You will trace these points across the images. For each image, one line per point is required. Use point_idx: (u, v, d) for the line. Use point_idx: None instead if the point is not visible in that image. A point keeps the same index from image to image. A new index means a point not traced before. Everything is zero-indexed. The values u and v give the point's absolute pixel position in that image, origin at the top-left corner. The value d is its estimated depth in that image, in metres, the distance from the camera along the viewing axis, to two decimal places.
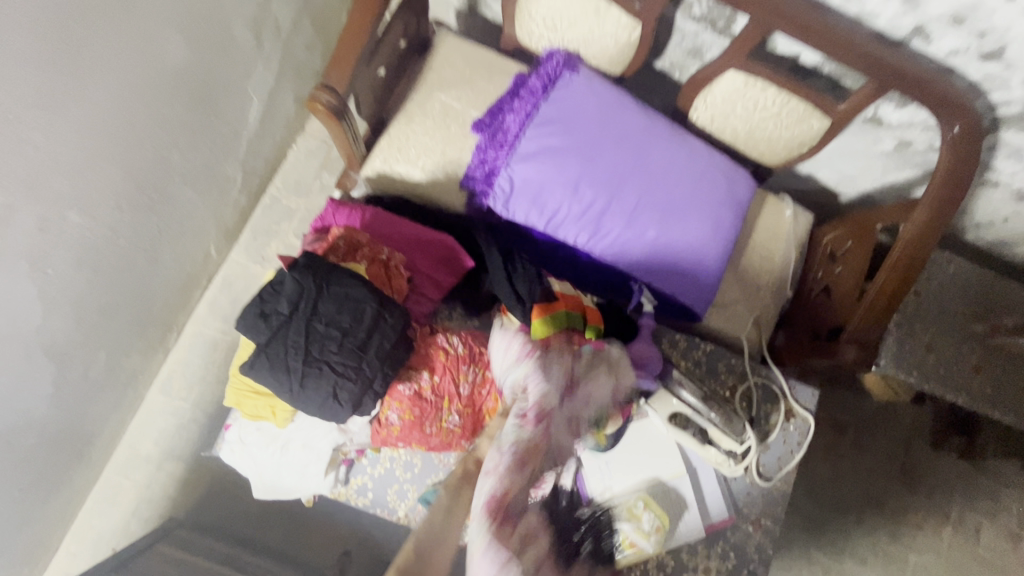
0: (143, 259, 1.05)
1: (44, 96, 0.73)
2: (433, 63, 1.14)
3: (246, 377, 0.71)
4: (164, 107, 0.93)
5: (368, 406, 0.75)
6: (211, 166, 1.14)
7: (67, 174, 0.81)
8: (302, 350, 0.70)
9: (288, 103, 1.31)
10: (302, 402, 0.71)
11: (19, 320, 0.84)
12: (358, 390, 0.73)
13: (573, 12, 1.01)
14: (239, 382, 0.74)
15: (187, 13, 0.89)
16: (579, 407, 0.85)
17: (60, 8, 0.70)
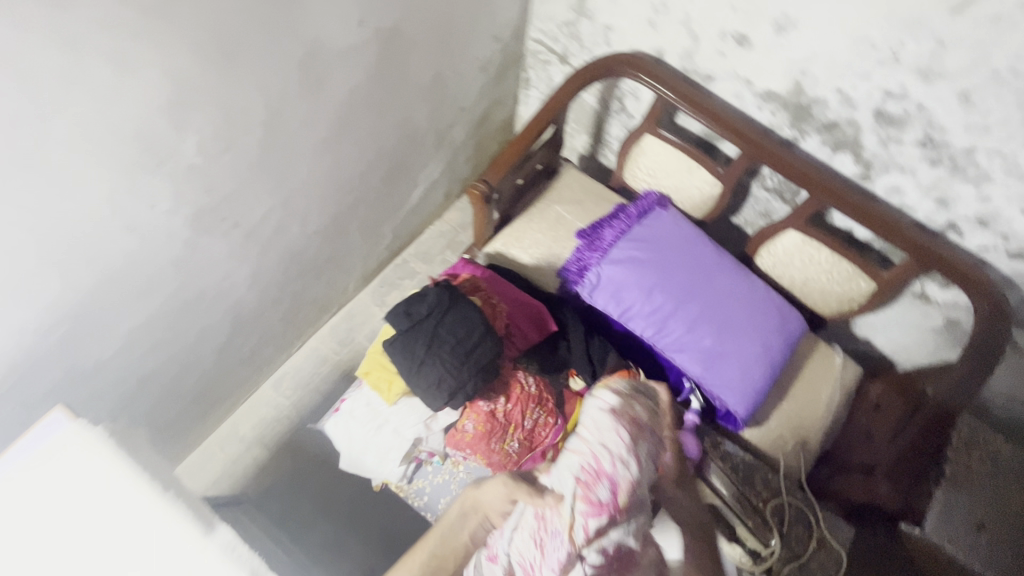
0: (310, 275, 1.39)
1: (319, 151, 1.12)
2: (556, 185, 1.51)
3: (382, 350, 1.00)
4: (369, 175, 1.33)
5: (458, 402, 0.96)
6: (377, 222, 1.52)
7: (305, 201, 1.19)
8: (426, 343, 0.95)
9: (439, 194, 1.73)
10: (415, 382, 0.95)
11: (233, 289, 1.17)
12: (454, 385, 0.95)
13: (669, 167, 1.36)
14: (375, 357, 1.04)
15: (408, 120, 1.32)
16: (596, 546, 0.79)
17: (350, 104, 1.11)
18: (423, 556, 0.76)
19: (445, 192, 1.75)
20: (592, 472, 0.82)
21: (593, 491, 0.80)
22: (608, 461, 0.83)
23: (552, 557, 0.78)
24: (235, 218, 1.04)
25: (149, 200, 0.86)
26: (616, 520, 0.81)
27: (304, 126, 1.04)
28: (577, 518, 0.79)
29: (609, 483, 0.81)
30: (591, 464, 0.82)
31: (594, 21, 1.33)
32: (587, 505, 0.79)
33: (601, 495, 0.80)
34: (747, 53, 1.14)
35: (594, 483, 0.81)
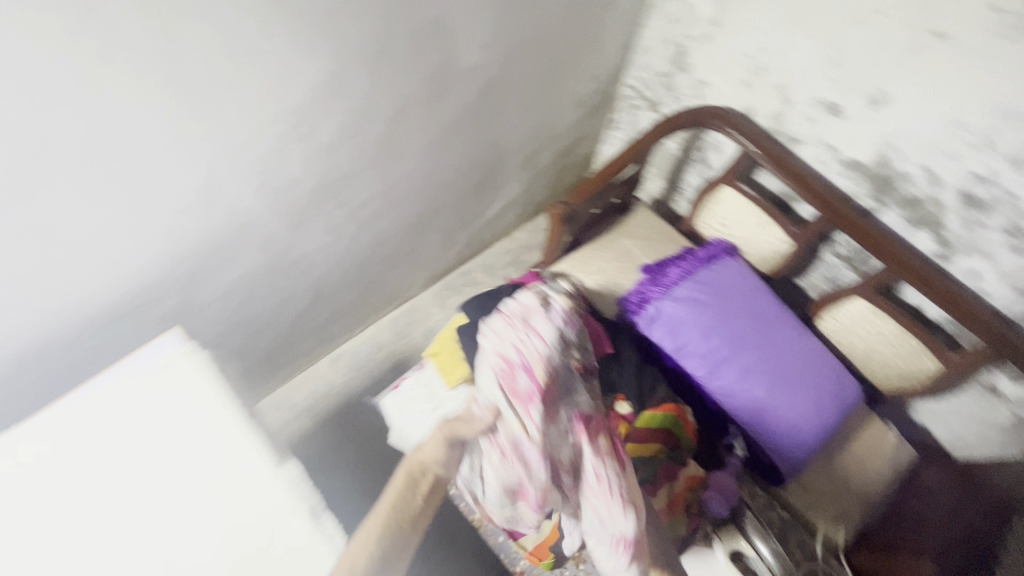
0: (387, 264, 1.50)
1: (425, 152, 1.24)
2: (628, 220, 1.58)
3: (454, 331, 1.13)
4: (459, 183, 1.45)
5: None
6: (454, 228, 1.62)
7: (402, 194, 1.30)
8: None
9: (513, 212, 1.83)
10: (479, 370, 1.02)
11: (323, 262, 1.28)
12: None
13: (743, 219, 1.41)
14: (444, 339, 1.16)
15: (504, 138, 1.43)
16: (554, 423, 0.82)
17: (460, 116, 1.23)
18: (371, 540, 0.73)
19: (518, 212, 1.85)
20: (510, 371, 0.81)
21: (519, 387, 0.80)
22: (512, 354, 0.82)
23: (524, 459, 0.79)
24: (344, 198, 1.16)
25: (284, 167, 0.98)
26: (558, 398, 0.84)
27: (420, 128, 1.16)
28: (517, 416, 0.79)
29: (533, 369, 0.82)
30: (504, 364, 0.81)
31: (691, 75, 1.43)
32: (525, 397, 0.79)
33: (527, 382, 0.80)
34: (838, 122, 1.19)
35: (513, 382, 0.80)
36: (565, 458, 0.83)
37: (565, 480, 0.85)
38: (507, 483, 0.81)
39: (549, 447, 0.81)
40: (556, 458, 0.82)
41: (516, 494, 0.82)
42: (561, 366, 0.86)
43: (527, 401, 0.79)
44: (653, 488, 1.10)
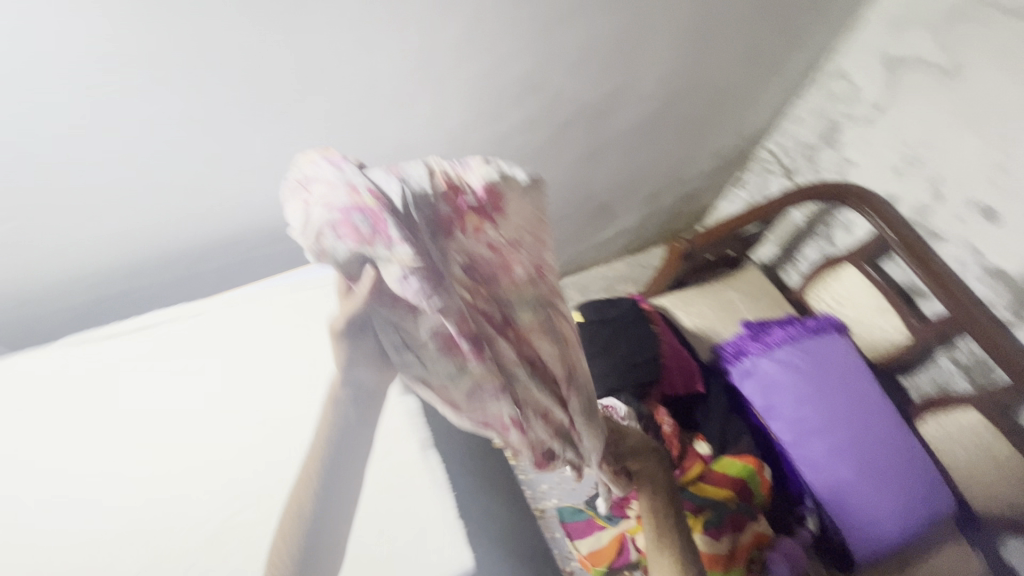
0: None
1: (573, 165, 1.34)
2: (738, 275, 1.61)
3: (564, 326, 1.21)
4: (589, 201, 1.53)
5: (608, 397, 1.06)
6: (568, 242, 1.71)
7: (540, 198, 1.40)
8: (608, 336, 1.13)
9: (622, 242, 1.90)
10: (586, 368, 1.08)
11: None
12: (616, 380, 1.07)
13: (861, 301, 1.42)
14: None
15: (641, 170, 1.51)
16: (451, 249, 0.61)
17: (614, 140, 1.32)
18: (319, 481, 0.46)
19: (625, 244, 1.92)
20: (345, 220, 0.49)
21: (370, 220, 0.49)
22: (325, 205, 0.50)
23: (425, 307, 0.49)
24: None
25: (465, 146, 1.09)
26: (437, 219, 0.61)
27: (580, 141, 1.25)
28: (387, 252, 0.48)
29: (360, 190, 0.51)
30: (331, 224, 0.48)
31: (838, 152, 1.46)
32: (381, 228, 0.49)
33: (369, 218, 0.49)
34: (993, 227, 1.17)
35: (355, 222, 0.49)
36: (486, 282, 0.64)
37: (518, 344, 0.65)
38: (455, 369, 0.53)
39: (469, 280, 0.62)
40: (488, 291, 0.64)
41: (473, 381, 0.54)
42: (383, 189, 0.55)
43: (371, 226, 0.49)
44: (719, 534, 1.07)
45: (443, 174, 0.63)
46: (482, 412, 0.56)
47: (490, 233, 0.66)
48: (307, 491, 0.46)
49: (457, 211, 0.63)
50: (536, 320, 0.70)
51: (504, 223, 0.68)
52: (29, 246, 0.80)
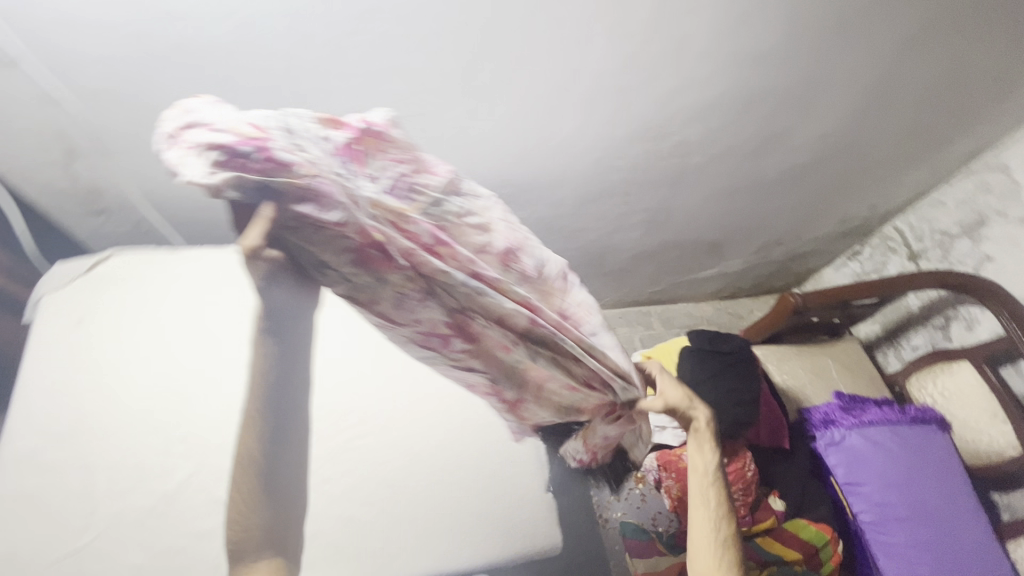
0: (601, 272, 1.61)
1: (709, 198, 1.35)
2: (836, 345, 1.58)
3: (671, 346, 1.22)
4: (706, 237, 1.54)
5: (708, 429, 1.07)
6: (668, 272, 1.71)
7: (664, 223, 1.41)
8: (719, 367, 1.14)
9: (715, 285, 1.88)
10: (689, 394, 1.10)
11: (570, 243, 1.42)
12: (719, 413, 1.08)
13: (970, 402, 1.37)
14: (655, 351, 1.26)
15: (767, 218, 1.50)
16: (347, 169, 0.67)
17: (756, 182, 1.33)
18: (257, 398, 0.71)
19: (719, 287, 1.90)
20: (225, 159, 0.56)
21: (248, 151, 0.57)
22: (210, 141, 0.57)
23: (328, 221, 0.62)
24: (630, 200, 1.29)
25: (621, 158, 1.14)
26: (339, 151, 0.69)
27: (722, 175, 1.28)
28: (284, 173, 0.59)
29: (235, 125, 0.58)
30: (213, 164, 0.56)
31: (977, 246, 1.42)
32: (268, 155, 0.58)
33: (252, 146, 0.58)
34: None
35: (239, 149, 0.57)
36: (401, 201, 0.71)
37: (454, 258, 0.70)
38: (378, 272, 0.68)
39: (389, 201, 0.69)
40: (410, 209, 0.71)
41: (394, 286, 0.69)
42: (256, 120, 0.62)
43: (256, 150, 0.58)
44: None
45: (321, 117, 0.70)
46: (407, 311, 0.73)
47: (388, 159, 0.72)
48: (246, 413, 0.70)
49: (354, 137, 0.71)
50: (462, 215, 0.77)
51: (395, 152, 0.73)
52: None
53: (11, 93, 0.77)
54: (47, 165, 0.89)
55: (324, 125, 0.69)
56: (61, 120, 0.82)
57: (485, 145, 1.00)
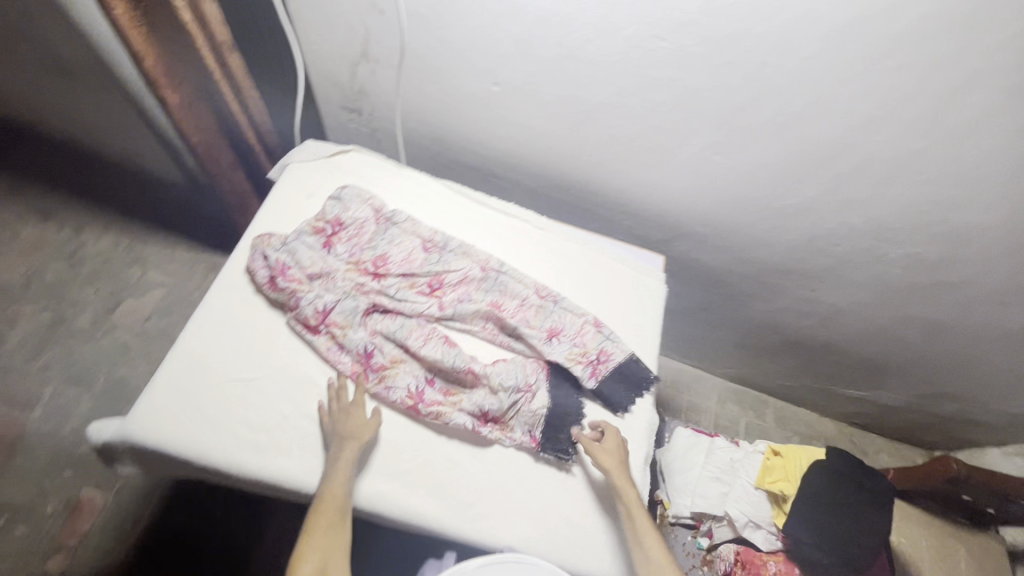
0: (744, 344, 1.53)
1: (910, 322, 1.21)
2: (980, 534, 1.35)
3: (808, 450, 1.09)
4: (872, 360, 1.40)
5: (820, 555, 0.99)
6: (810, 374, 1.58)
7: (841, 325, 1.30)
8: (859, 499, 1.01)
9: (854, 409, 1.71)
10: (807, 506, 1.02)
11: (732, 303, 1.36)
12: (840, 545, 0.98)
13: None
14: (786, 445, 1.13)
15: (960, 371, 1.32)
16: (330, 237, 0.96)
17: (973, 331, 1.17)
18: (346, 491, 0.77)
19: (855, 412, 1.72)
20: (268, 277, 0.90)
21: (279, 266, 0.90)
22: (266, 280, 0.90)
23: (319, 298, 0.89)
24: (818, 289, 1.21)
25: (836, 246, 1.07)
26: (318, 242, 0.95)
27: (934, 308, 1.14)
28: (299, 283, 0.89)
29: (275, 252, 0.91)
30: (267, 284, 0.89)
31: None
32: (290, 273, 0.90)
33: (282, 273, 0.90)
34: None
35: (275, 282, 0.89)
36: (362, 241, 0.97)
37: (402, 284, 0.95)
38: (347, 316, 0.89)
39: (340, 268, 0.94)
40: (354, 262, 0.95)
41: (335, 336, 0.88)
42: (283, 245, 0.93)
43: (286, 270, 0.90)
44: None
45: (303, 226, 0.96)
46: (349, 346, 0.88)
47: (347, 236, 0.97)
48: (339, 501, 0.76)
49: (323, 235, 0.96)
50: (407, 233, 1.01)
51: (354, 228, 0.97)
52: (500, 103, 0.99)
53: None
54: (339, 59, 1.02)
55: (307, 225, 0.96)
56: (371, 30, 0.93)
57: (711, 177, 1.00)
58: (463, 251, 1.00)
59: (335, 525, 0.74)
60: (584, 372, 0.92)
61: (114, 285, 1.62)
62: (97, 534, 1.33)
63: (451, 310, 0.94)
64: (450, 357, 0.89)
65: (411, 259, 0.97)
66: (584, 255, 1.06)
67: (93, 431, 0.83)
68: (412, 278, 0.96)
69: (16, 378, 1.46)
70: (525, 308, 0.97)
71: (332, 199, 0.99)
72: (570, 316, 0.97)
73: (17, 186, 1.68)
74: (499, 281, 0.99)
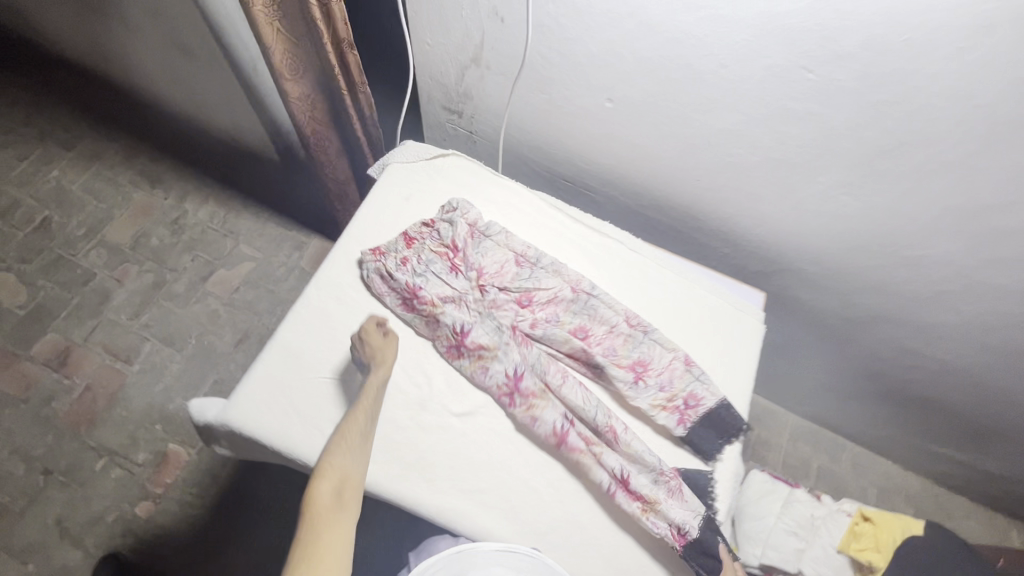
0: (830, 386, 1.43)
1: None
2: None
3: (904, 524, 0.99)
4: (982, 426, 1.26)
5: None
6: (902, 427, 1.46)
7: (951, 385, 1.18)
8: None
9: (946, 469, 1.56)
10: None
11: (827, 345, 1.27)
12: None
13: None
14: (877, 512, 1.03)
15: None
16: (448, 255, 0.95)
17: None
18: (368, 416, 0.80)
19: (944, 472, 1.57)
20: (399, 301, 0.91)
21: (412, 288, 0.90)
22: (400, 304, 0.91)
23: (452, 321, 0.89)
24: (934, 344, 1.10)
25: (968, 304, 0.95)
26: (438, 263, 0.94)
27: None
28: (429, 307, 0.89)
29: (403, 276, 0.91)
30: (401, 308, 0.91)
31: None
32: (421, 296, 0.90)
33: (413, 294, 0.90)
34: None
35: (411, 307, 0.91)
36: (475, 261, 0.95)
37: (519, 309, 0.94)
38: (490, 342, 0.89)
39: (468, 293, 0.93)
40: (477, 284, 0.94)
41: (480, 360, 0.88)
42: (408, 266, 0.93)
43: (417, 294, 0.90)
44: None
45: (409, 239, 0.96)
46: (488, 378, 0.88)
47: (466, 256, 0.95)
48: (361, 426, 0.79)
49: (443, 253, 0.95)
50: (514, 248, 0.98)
51: (469, 247, 0.96)
52: (609, 120, 0.95)
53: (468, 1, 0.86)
54: (449, 61, 1.01)
55: (424, 245, 0.96)
56: (488, 36, 0.91)
57: (832, 217, 0.92)
58: (554, 269, 0.97)
59: (353, 451, 0.77)
60: (671, 420, 0.88)
61: (209, 254, 1.71)
62: (180, 488, 1.43)
63: (541, 330, 0.92)
64: (591, 401, 0.88)
65: (502, 269, 0.96)
66: (683, 283, 1.01)
67: (195, 407, 0.89)
68: (532, 301, 0.95)
69: (122, 333, 1.58)
70: (613, 336, 0.94)
71: (446, 220, 0.97)
72: (660, 350, 0.93)
73: (133, 152, 1.81)
74: (589, 304, 0.95)
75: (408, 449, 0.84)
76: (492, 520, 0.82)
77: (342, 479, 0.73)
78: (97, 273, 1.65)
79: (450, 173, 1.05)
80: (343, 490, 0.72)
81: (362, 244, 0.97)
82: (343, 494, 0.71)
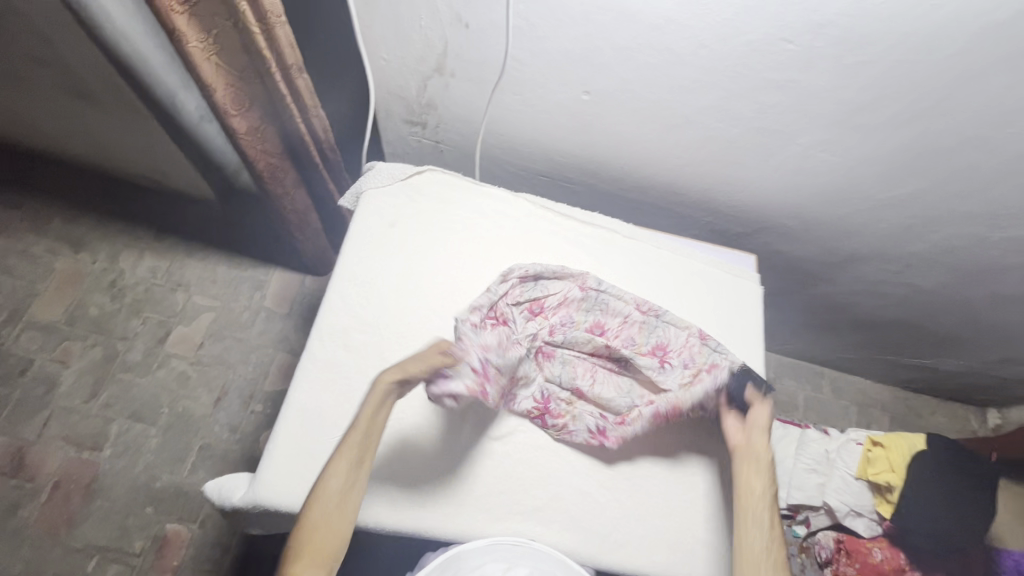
0: (808, 325, 1.52)
1: (993, 303, 1.20)
2: None
3: (902, 439, 1.09)
4: (946, 336, 1.39)
5: (929, 531, 1.01)
6: (872, 348, 1.58)
7: (917, 307, 1.29)
8: (973, 477, 1.03)
9: (912, 377, 1.71)
10: (914, 500, 1.03)
11: (803, 289, 1.35)
12: (950, 523, 1.00)
13: None
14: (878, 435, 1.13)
15: None
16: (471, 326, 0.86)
17: None
18: (355, 452, 0.73)
19: (912, 378, 1.72)
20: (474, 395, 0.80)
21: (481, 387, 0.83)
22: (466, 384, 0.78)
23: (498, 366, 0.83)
24: (903, 272, 1.18)
25: (932, 235, 1.04)
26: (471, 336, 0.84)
27: None
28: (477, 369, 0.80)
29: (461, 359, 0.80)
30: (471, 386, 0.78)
31: None
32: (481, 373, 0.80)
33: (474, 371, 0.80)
34: None
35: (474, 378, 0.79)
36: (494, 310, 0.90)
37: (534, 320, 0.93)
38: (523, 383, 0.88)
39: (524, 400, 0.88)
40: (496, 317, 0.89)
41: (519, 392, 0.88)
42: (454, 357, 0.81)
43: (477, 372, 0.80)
44: None
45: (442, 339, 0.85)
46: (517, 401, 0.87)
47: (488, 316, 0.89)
48: (346, 470, 0.72)
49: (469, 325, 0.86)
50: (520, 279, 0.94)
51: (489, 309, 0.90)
52: (587, 112, 0.93)
53: (429, 9, 0.81)
54: (409, 73, 0.95)
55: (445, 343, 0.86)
56: (452, 43, 0.86)
57: (809, 174, 0.96)
58: (558, 271, 0.96)
59: (337, 498, 0.71)
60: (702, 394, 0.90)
61: (161, 313, 1.56)
62: (188, 568, 1.33)
63: (561, 336, 0.92)
64: (620, 392, 0.91)
65: (510, 286, 0.93)
66: (681, 260, 1.04)
67: (217, 491, 0.83)
68: (544, 305, 0.94)
69: (81, 419, 1.43)
70: (628, 326, 0.94)
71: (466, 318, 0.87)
72: (675, 330, 0.94)
73: (42, 217, 1.60)
74: (600, 300, 0.94)
75: (457, 483, 0.82)
76: (555, 533, 0.82)
77: (318, 532, 0.69)
78: (34, 359, 1.47)
79: (432, 191, 1.00)
80: (316, 547, 0.68)
81: (356, 282, 0.91)
82: (316, 550, 0.68)
